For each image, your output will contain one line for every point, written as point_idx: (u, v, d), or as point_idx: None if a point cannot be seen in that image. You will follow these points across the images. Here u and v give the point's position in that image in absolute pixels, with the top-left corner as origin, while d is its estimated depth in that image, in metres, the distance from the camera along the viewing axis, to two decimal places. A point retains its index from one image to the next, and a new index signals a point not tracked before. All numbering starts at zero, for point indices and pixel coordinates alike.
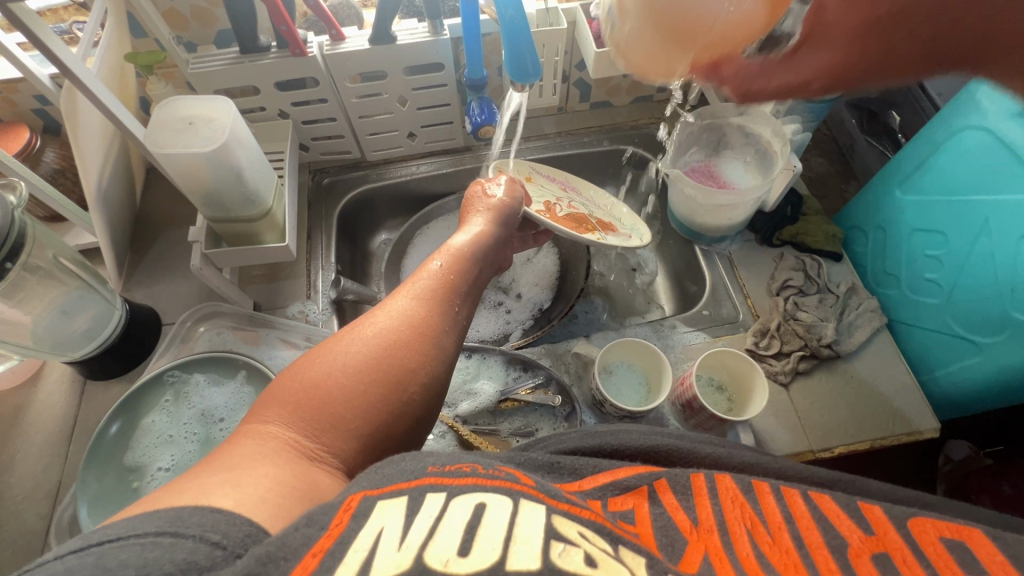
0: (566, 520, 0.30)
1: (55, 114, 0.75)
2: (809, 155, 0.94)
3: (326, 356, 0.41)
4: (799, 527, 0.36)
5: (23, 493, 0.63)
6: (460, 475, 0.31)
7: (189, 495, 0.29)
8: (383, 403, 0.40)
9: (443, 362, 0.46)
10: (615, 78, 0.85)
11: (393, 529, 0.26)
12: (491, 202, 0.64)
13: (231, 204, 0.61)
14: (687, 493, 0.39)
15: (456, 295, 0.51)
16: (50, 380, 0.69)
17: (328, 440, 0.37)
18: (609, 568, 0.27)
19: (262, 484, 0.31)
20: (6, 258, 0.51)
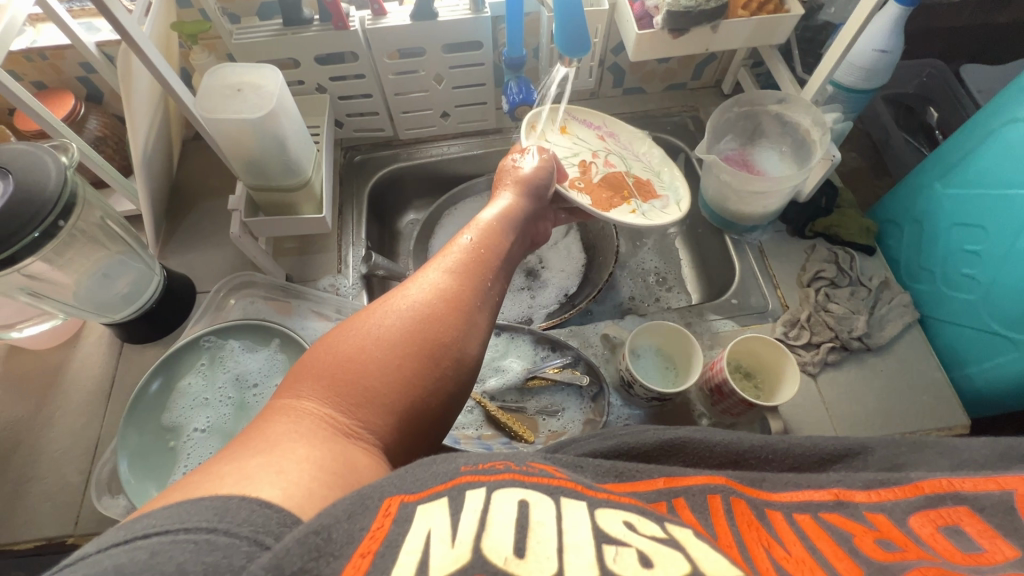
0: (608, 512, 0.30)
1: (99, 83, 0.77)
2: (842, 149, 0.92)
3: (359, 329, 0.40)
4: (810, 541, 0.36)
5: (62, 449, 0.65)
6: (496, 471, 0.31)
7: (233, 481, 0.29)
8: (417, 377, 0.39)
9: (478, 338, 0.44)
10: (650, 63, 0.85)
11: (442, 529, 0.26)
12: (518, 173, 0.63)
13: (273, 171, 0.62)
14: (704, 512, 0.38)
15: (488, 268, 0.50)
16: (89, 341, 0.71)
17: (364, 416, 0.36)
18: (663, 561, 0.26)
19: (307, 473, 0.31)
20: (59, 216, 0.53)
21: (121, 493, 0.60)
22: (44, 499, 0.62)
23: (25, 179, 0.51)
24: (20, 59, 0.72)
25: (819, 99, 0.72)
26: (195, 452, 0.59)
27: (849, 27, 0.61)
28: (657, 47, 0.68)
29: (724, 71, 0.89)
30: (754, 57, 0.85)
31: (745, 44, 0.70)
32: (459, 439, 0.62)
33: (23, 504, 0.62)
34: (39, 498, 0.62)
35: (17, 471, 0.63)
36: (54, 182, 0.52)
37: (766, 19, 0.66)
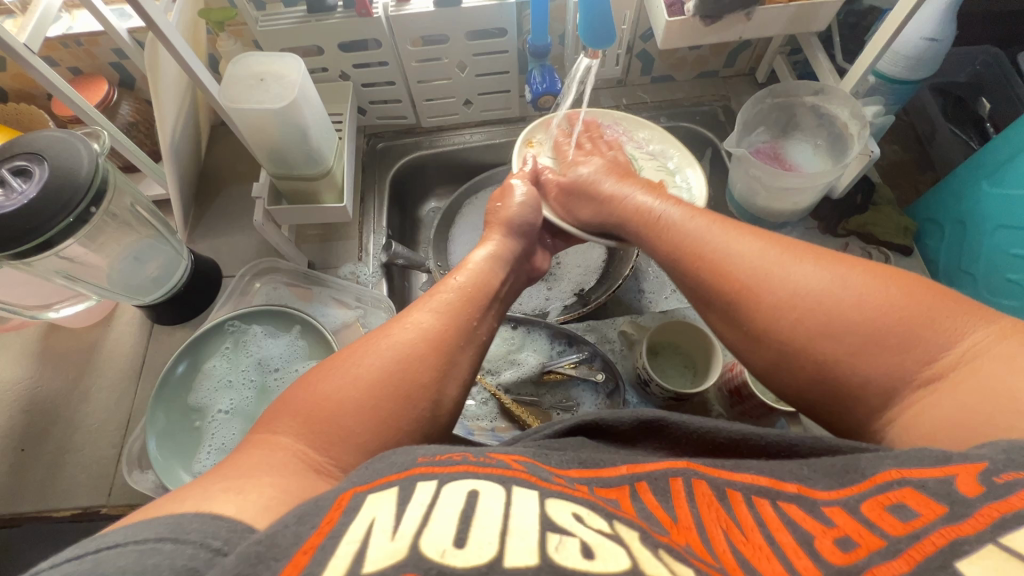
0: (559, 502, 0.30)
1: (131, 68, 0.78)
2: (883, 142, 0.88)
3: (337, 372, 0.41)
4: (769, 530, 0.33)
5: (96, 423, 0.68)
6: (451, 463, 0.31)
7: (191, 503, 0.30)
8: (392, 419, 0.39)
9: (458, 379, 0.45)
10: (680, 51, 0.82)
11: (385, 519, 0.26)
12: (503, 215, 0.62)
13: (296, 161, 0.63)
14: (665, 494, 0.36)
15: (476, 308, 0.50)
16: (122, 321, 0.74)
17: (337, 454, 0.37)
18: (606, 555, 0.26)
19: (266, 493, 0.32)
20: (92, 203, 0.54)
21: (150, 467, 0.63)
22: (81, 469, 0.65)
23: (59, 165, 0.53)
24: (57, 45, 0.74)
25: (861, 90, 0.69)
26: (219, 432, 0.61)
27: (896, 17, 0.57)
28: (687, 34, 0.66)
29: (759, 59, 0.85)
30: (792, 44, 0.81)
31: (783, 31, 0.67)
32: (473, 430, 0.63)
33: (60, 474, 0.65)
34: (75, 469, 0.65)
35: (57, 441, 0.67)
36: (87, 168, 0.54)
37: (805, 6, 0.63)
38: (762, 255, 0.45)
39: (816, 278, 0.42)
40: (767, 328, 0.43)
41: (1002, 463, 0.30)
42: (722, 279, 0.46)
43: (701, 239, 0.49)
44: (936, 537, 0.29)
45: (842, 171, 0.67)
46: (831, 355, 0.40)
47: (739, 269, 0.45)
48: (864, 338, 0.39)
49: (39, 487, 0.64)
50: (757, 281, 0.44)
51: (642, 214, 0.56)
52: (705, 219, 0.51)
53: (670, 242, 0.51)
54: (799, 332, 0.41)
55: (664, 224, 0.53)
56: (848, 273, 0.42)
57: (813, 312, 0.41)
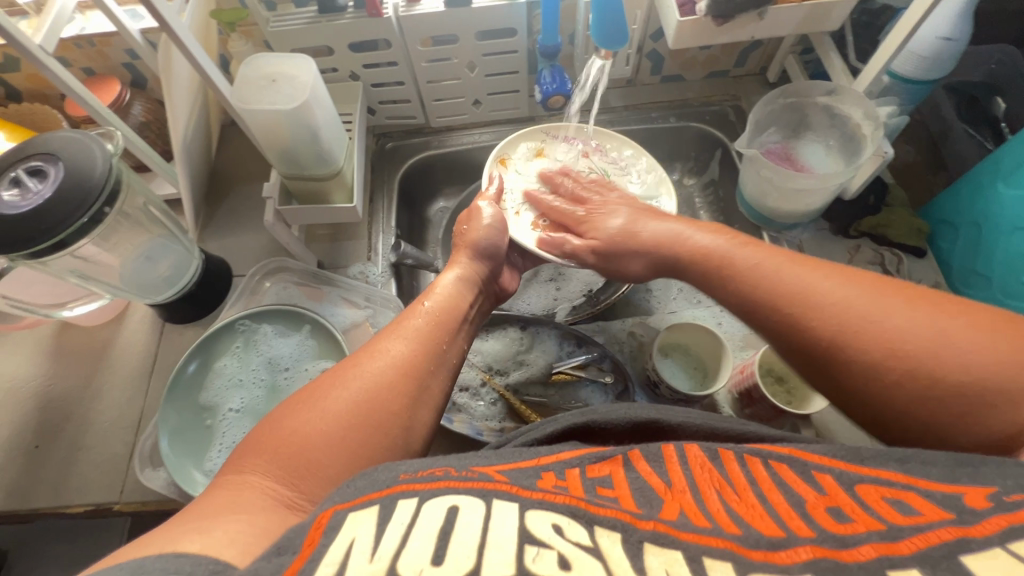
0: (539, 514, 0.29)
1: (143, 69, 0.79)
2: (896, 142, 0.88)
3: (304, 406, 0.41)
4: (762, 489, 0.34)
5: (109, 421, 0.68)
6: (431, 479, 0.31)
7: (157, 546, 0.29)
8: (363, 448, 0.40)
9: (430, 406, 0.45)
10: (691, 50, 0.81)
11: (364, 540, 0.27)
12: (469, 238, 0.62)
13: (307, 161, 0.63)
14: (659, 460, 0.36)
15: (444, 332, 0.51)
16: (133, 320, 0.74)
17: (309, 487, 0.37)
18: (583, 566, 0.26)
19: (232, 528, 0.32)
20: (105, 203, 0.55)
21: (161, 466, 0.63)
22: (93, 467, 0.66)
23: (74, 165, 0.53)
24: (71, 46, 0.74)
25: (875, 89, 0.66)
26: (229, 431, 0.62)
27: (910, 17, 0.56)
28: (698, 34, 0.65)
29: (771, 58, 0.84)
30: (804, 43, 0.80)
31: (796, 30, 0.67)
32: (482, 430, 0.63)
33: (73, 471, 0.66)
34: (88, 466, 0.66)
35: (70, 439, 0.67)
36: (101, 169, 0.54)
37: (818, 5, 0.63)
38: (847, 307, 0.42)
39: (914, 333, 0.39)
40: (863, 390, 0.41)
41: (1013, 487, 0.30)
42: (807, 336, 0.43)
43: (777, 288, 0.46)
44: (943, 531, 0.28)
45: (855, 172, 0.66)
46: (937, 418, 0.38)
47: (823, 325, 0.42)
48: (974, 400, 0.37)
49: (53, 484, 0.65)
50: (846, 339, 0.41)
51: (704, 256, 0.53)
52: (781, 263, 0.47)
53: (744, 290, 0.48)
54: (901, 395, 0.39)
55: (730, 269, 0.50)
56: (948, 324, 0.39)
57: (914, 374, 0.39)
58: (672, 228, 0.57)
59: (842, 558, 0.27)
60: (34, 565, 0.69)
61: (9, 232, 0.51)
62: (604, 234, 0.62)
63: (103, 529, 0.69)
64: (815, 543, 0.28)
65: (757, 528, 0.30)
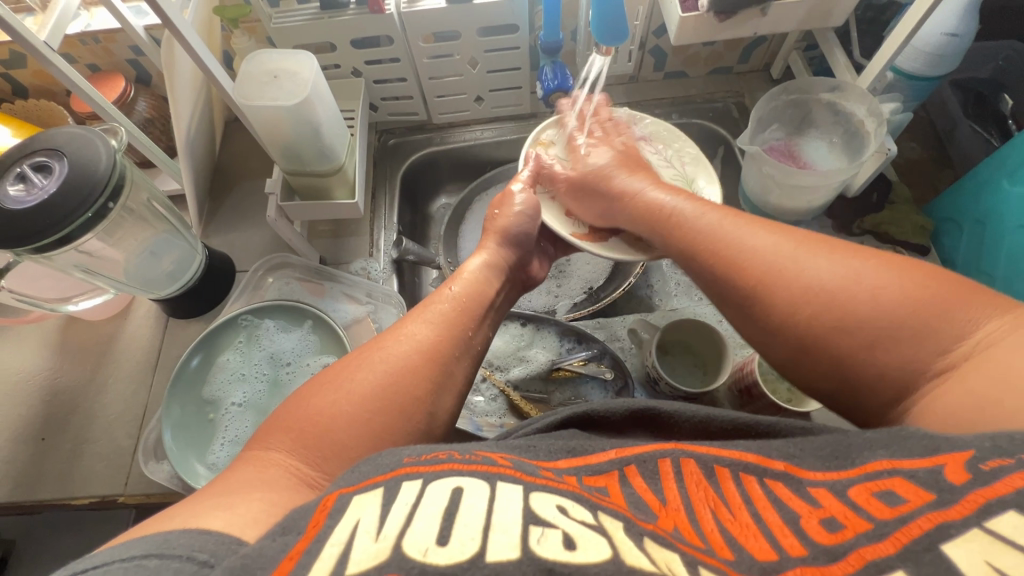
0: (543, 495, 0.30)
1: (147, 65, 0.79)
2: (900, 139, 0.87)
3: (330, 387, 0.42)
4: (756, 508, 0.33)
5: (113, 415, 0.69)
6: (436, 462, 0.31)
7: (183, 518, 0.30)
8: (386, 431, 0.40)
9: (452, 392, 0.46)
10: (693, 46, 0.81)
11: (369, 521, 0.27)
12: (499, 224, 0.62)
13: (309, 158, 0.64)
14: (654, 477, 0.36)
15: (470, 318, 0.51)
16: (139, 314, 0.75)
17: (330, 468, 0.37)
18: (587, 544, 0.26)
19: (256, 506, 0.32)
20: (109, 198, 0.55)
21: (164, 459, 0.64)
22: (99, 459, 0.67)
23: (78, 161, 0.54)
24: (76, 42, 0.75)
25: (878, 85, 0.67)
26: (232, 425, 0.62)
27: (915, 12, 0.56)
28: (700, 29, 0.65)
29: (774, 54, 0.84)
30: (808, 39, 0.80)
31: (799, 26, 0.66)
32: (482, 426, 0.63)
33: (79, 464, 0.66)
34: (94, 458, 0.67)
35: (76, 432, 0.68)
36: (105, 164, 0.54)
37: None
38: (773, 251, 0.45)
39: (829, 273, 0.41)
40: (784, 321, 0.42)
41: (990, 450, 0.29)
42: (737, 276, 0.46)
43: (715, 234, 0.50)
44: (923, 522, 0.28)
45: (858, 169, 0.66)
46: (841, 351, 0.39)
47: (749, 266, 0.45)
48: (876, 335, 0.38)
49: (59, 477, 0.66)
50: (769, 278, 0.44)
51: (658, 209, 0.57)
52: (722, 214, 0.51)
53: (686, 239, 0.52)
54: (816, 329, 0.40)
55: (677, 219, 0.54)
56: (862, 268, 0.41)
57: (825, 308, 0.40)
58: (639, 185, 0.61)
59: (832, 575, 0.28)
60: (40, 557, 0.70)
61: (14, 227, 0.51)
62: (587, 167, 0.66)
63: (109, 521, 0.70)
64: (806, 563, 0.28)
65: (749, 550, 0.30)
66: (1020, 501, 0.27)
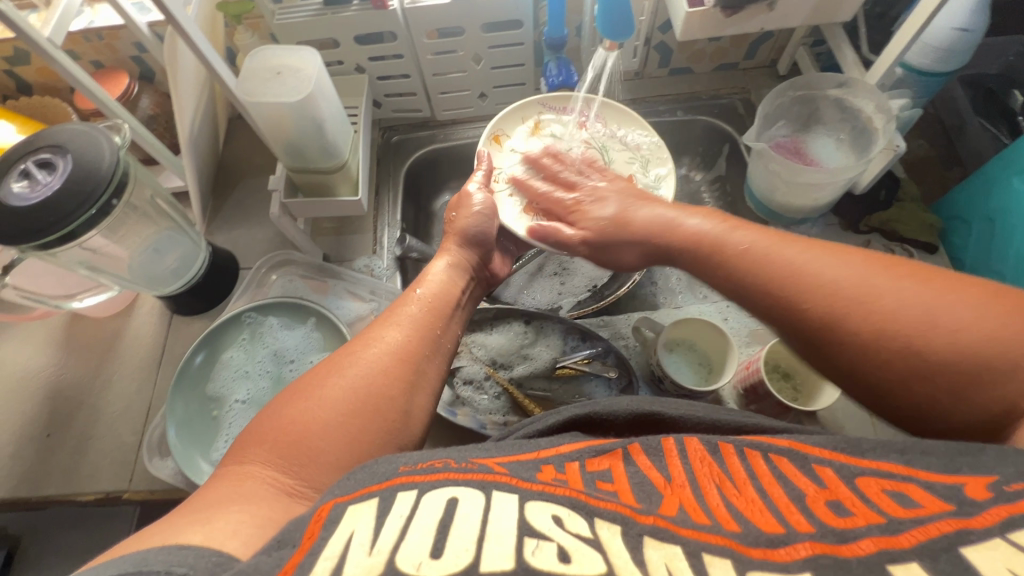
0: (538, 505, 0.29)
1: (151, 62, 0.79)
2: (909, 136, 0.86)
3: (303, 395, 0.41)
4: (761, 483, 0.33)
5: (117, 411, 0.69)
6: (431, 471, 0.31)
7: (160, 538, 0.30)
8: (363, 434, 0.40)
9: (427, 390, 0.46)
10: (699, 42, 0.80)
11: (364, 533, 0.27)
12: (459, 225, 0.62)
13: (312, 154, 0.63)
14: (658, 454, 0.36)
15: (438, 318, 0.51)
16: (142, 311, 0.75)
17: (309, 474, 0.37)
18: (583, 559, 0.26)
19: (233, 519, 0.32)
20: (113, 196, 0.55)
21: (169, 455, 0.64)
22: (103, 456, 0.67)
23: (81, 158, 0.54)
24: (80, 39, 0.75)
25: (887, 82, 0.65)
26: (235, 422, 0.62)
27: (926, 6, 0.55)
28: (706, 25, 0.64)
29: (781, 50, 0.83)
30: (815, 35, 0.79)
31: (806, 22, 0.65)
32: (485, 424, 0.63)
33: (83, 460, 0.67)
34: (98, 455, 0.67)
35: (80, 429, 0.68)
36: (107, 164, 0.54)
37: None
38: (836, 290, 0.41)
39: (904, 312, 0.38)
40: (852, 359, 0.40)
41: (1013, 474, 0.29)
42: (794, 320, 0.42)
43: (767, 269, 0.44)
44: (942, 524, 0.28)
45: (866, 166, 0.65)
46: (924, 394, 0.38)
47: (809, 309, 0.41)
48: (958, 378, 0.36)
49: (64, 473, 0.66)
50: (834, 323, 0.40)
51: (694, 241, 0.50)
52: (775, 243, 0.46)
53: (735, 274, 0.46)
54: (894, 369, 0.38)
55: (716, 251, 0.48)
56: (940, 305, 0.38)
57: (900, 354, 0.38)
58: (668, 214, 0.54)
59: (841, 553, 0.27)
60: (45, 552, 0.70)
61: (18, 223, 0.51)
62: (598, 223, 0.59)
63: (113, 517, 0.70)
64: (815, 538, 0.28)
65: (756, 525, 0.30)
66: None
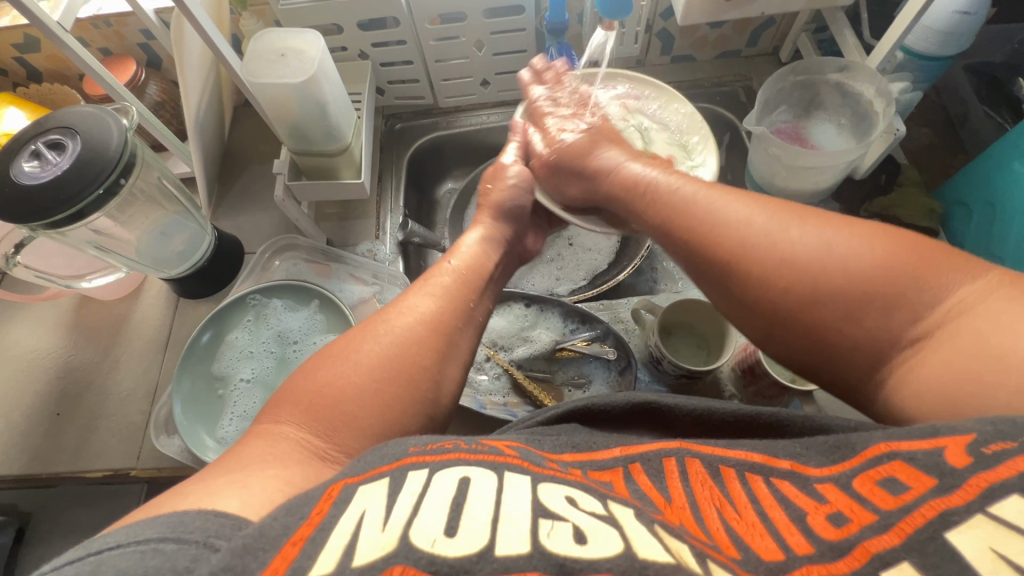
0: (550, 486, 0.31)
1: (158, 49, 0.80)
2: (911, 124, 0.86)
3: (337, 359, 0.42)
4: (762, 507, 0.33)
5: (125, 392, 0.71)
6: (442, 452, 0.32)
7: (194, 498, 0.31)
8: (396, 402, 0.41)
9: (456, 362, 0.47)
10: (701, 29, 0.81)
11: (375, 512, 0.27)
12: (493, 199, 0.63)
13: (315, 137, 0.65)
14: (659, 474, 0.36)
15: (471, 291, 0.52)
16: (150, 295, 0.77)
17: (341, 440, 0.38)
18: (597, 537, 0.27)
19: (272, 485, 0.33)
20: (120, 175, 0.56)
21: (175, 433, 0.65)
22: (111, 435, 0.68)
23: (89, 139, 0.55)
24: (89, 26, 0.76)
25: (888, 66, 0.67)
26: (241, 400, 0.64)
27: None
28: (707, 9, 0.64)
29: (783, 37, 0.83)
30: (818, 21, 0.79)
31: (807, 5, 0.66)
32: (486, 404, 0.64)
33: (92, 438, 0.68)
34: (106, 433, 0.68)
35: (89, 408, 0.70)
36: (115, 143, 0.55)
37: None
38: (748, 222, 0.44)
39: (804, 242, 0.41)
40: (756, 288, 0.42)
41: (993, 433, 0.29)
42: (711, 245, 0.45)
43: (692, 208, 0.48)
44: (927, 509, 0.28)
45: (865, 149, 0.66)
46: (819, 322, 0.39)
47: (723, 238, 0.45)
48: (848, 304, 0.38)
49: (73, 449, 0.68)
50: (738, 250, 0.43)
51: (635, 184, 0.56)
52: (705, 189, 0.49)
53: (664, 212, 0.51)
54: (793, 301, 0.40)
55: (649, 192, 0.53)
56: (835, 236, 0.40)
57: (796, 278, 0.40)
58: (615, 159, 0.60)
59: (837, 573, 0.27)
60: (56, 528, 0.72)
61: (29, 201, 0.53)
62: (558, 147, 0.65)
63: (121, 495, 0.72)
64: (812, 561, 0.28)
65: (753, 551, 0.30)
66: (1023, 484, 0.26)
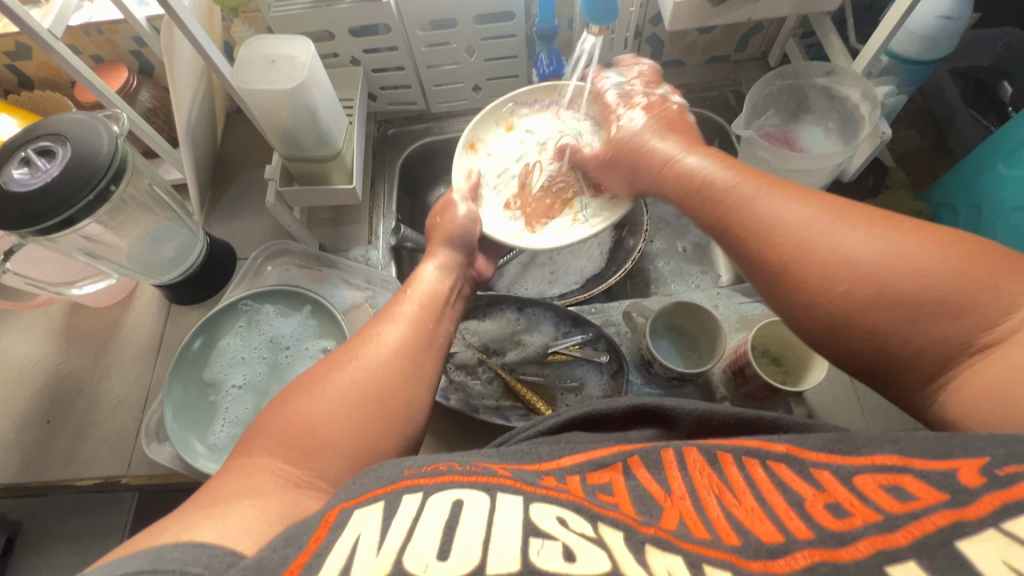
0: (543, 506, 0.30)
1: (150, 56, 0.80)
2: (900, 127, 0.86)
3: (302, 393, 0.42)
4: (760, 491, 0.33)
5: (116, 399, 0.70)
6: (436, 474, 0.31)
7: (170, 533, 0.31)
8: (366, 425, 0.40)
9: (429, 379, 0.46)
10: (690, 34, 0.81)
11: (371, 535, 0.27)
12: (443, 230, 0.61)
13: (306, 143, 0.65)
14: (659, 466, 0.37)
15: (432, 315, 0.51)
16: (140, 302, 0.76)
17: (316, 466, 0.38)
18: (588, 558, 0.26)
19: (247, 515, 0.33)
20: (111, 181, 0.56)
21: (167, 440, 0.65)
22: (102, 443, 0.68)
23: (80, 147, 0.55)
24: (80, 34, 0.76)
25: (873, 70, 0.68)
26: (233, 406, 0.63)
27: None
28: (694, 15, 0.65)
29: (771, 42, 0.84)
30: (805, 26, 0.81)
31: (794, 11, 0.66)
32: (478, 408, 0.64)
33: (84, 446, 0.68)
34: (97, 441, 0.68)
35: (80, 416, 0.69)
36: (106, 150, 0.55)
37: None
38: (809, 223, 0.42)
39: (863, 249, 0.39)
40: (810, 304, 0.41)
41: (1005, 456, 0.28)
42: (772, 251, 0.43)
43: (751, 205, 0.45)
44: (938, 518, 0.27)
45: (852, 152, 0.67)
46: (874, 331, 0.38)
47: (783, 241, 0.43)
48: (906, 314, 0.36)
49: (64, 457, 0.67)
50: (798, 253, 0.41)
51: (689, 177, 0.52)
52: (766, 185, 0.46)
53: (720, 210, 0.48)
54: (849, 311, 0.39)
55: (709, 191, 0.49)
56: (900, 242, 0.38)
57: (856, 287, 0.38)
58: (669, 149, 0.56)
59: (840, 558, 0.27)
60: (46, 538, 0.71)
61: (20, 209, 0.53)
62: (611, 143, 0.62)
63: (111, 505, 0.71)
64: (814, 545, 0.28)
65: (755, 534, 0.30)
66: None
